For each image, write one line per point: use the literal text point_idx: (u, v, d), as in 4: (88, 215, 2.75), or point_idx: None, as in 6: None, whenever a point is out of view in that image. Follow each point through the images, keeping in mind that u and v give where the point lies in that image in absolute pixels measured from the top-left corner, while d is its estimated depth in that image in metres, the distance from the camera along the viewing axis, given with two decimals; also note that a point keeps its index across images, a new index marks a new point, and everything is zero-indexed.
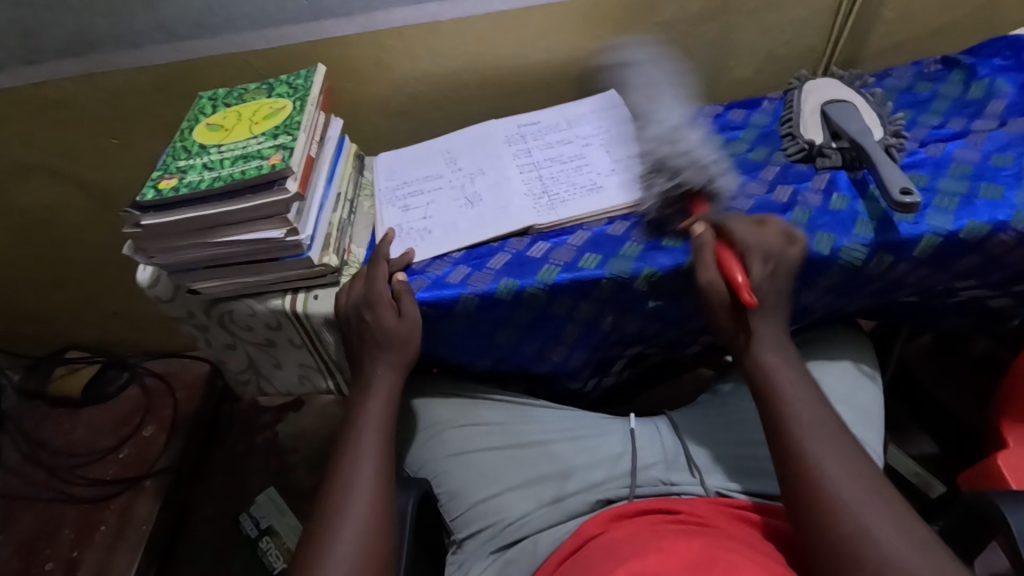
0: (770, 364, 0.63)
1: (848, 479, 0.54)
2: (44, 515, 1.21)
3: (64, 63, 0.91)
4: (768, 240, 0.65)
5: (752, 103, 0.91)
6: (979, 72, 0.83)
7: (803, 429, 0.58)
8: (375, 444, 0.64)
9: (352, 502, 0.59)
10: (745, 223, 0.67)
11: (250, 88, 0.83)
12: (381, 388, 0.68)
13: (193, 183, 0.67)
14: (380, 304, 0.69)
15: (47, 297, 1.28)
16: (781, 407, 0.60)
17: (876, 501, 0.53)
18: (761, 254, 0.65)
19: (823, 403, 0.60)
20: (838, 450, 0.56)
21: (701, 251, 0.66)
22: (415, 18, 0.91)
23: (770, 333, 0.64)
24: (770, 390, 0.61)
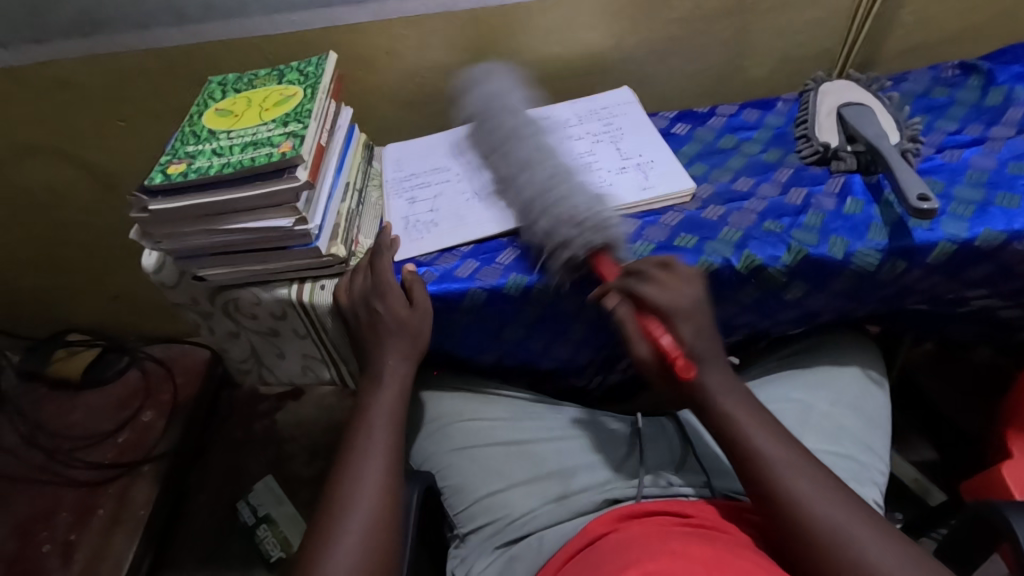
0: (724, 409, 0.61)
1: (834, 506, 0.54)
2: (41, 498, 1.21)
3: (72, 43, 0.90)
4: (679, 300, 0.62)
5: (767, 104, 0.90)
6: (997, 79, 0.82)
7: (778, 465, 0.57)
8: (385, 438, 0.63)
9: (360, 498, 0.58)
10: (653, 279, 0.63)
11: (260, 73, 0.82)
12: (392, 380, 0.68)
13: (201, 168, 0.66)
14: (388, 295, 0.69)
15: (49, 279, 1.27)
16: (747, 451, 0.58)
17: (866, 522, 0.53)
18: (682, 313, 0.61)
19: (786, 436, 0.59)
20: (814, 480, 0.56)
21: (623, 323, 0.63)
22: (428, 8, 0.90)
23: (716, 377, 0.62)
24: (736, 434, 0.59)
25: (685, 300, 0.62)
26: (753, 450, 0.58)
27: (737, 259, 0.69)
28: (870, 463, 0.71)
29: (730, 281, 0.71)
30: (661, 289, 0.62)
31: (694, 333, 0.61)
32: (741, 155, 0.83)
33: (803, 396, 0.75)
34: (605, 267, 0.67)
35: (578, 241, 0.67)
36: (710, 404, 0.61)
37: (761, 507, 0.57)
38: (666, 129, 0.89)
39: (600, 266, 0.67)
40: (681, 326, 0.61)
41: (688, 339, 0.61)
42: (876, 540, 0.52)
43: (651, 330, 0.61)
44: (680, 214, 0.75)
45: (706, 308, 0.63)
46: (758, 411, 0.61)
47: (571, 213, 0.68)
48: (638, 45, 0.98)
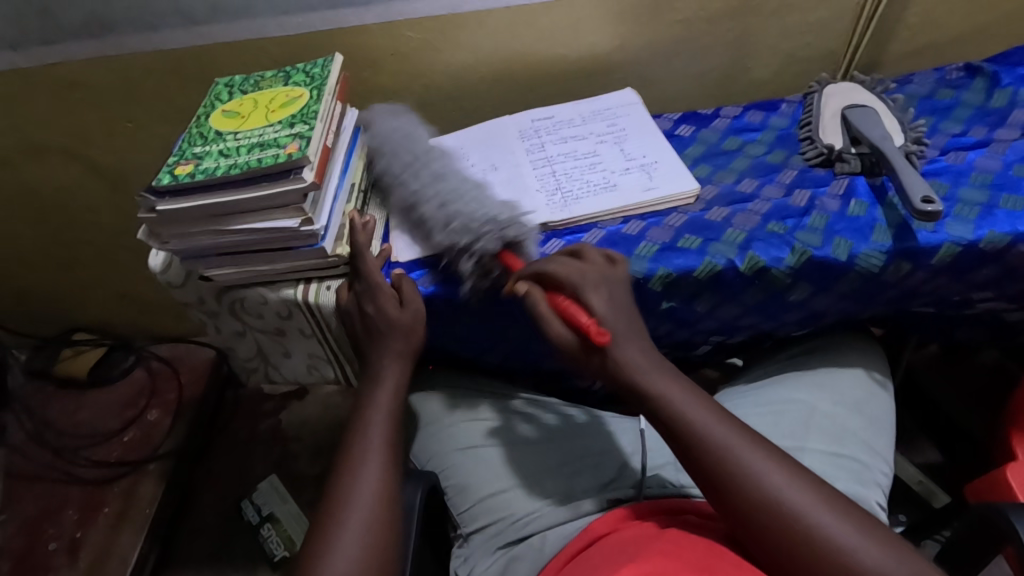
0: (658, 394, 0.56)
1: (791, 487, 0.52)
2: (48, 496, 1.22)
3: (80, 44, 0.90)
4: (593, 274, 0.61)
5: (771, 105, 0.90)
6: (1002, 80, 0.82)
7: (730, 448, 0.53)
8: (383, 438, 0.63)
9: (358, 499, 0.58)
10: (568, 260, 0.62)
11: (266, 75, 0.82)
12: (389, 379, 0.68)
13: (208, 169, 0.67)
14: (379, 294, 0.69)
15: (56, 278, 1.28)
16: (689, 439, 0.54)
17: (817, 497, 0.51)
18: (592, 285, 0.60)
19: (725, 414, 0.56)
20: (761, 454, 0.53)
21: (534, 305, 0.60)
22: (432, 10, 0.90)
23: (647, 352, 0.58)
24: (681, 420, 0.55)
25: (600, 278, 0.60)
26: (700, 437, 0.54)
27: (740, 260, 0.69)
28: (873, 463, 0.72)
29: (734, 282, 0.71)
30: (580, 266, 0.61)
31: (606, 302, 0.59)
32: (745, 157, 0.84)
33: (806, 397, 0.76)
34: (512, 259, 0.69)
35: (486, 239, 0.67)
36: (653, 398, 0.56)
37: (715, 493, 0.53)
38: (671, 130, 0.90)
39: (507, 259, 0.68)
40: (594, 300, 0.59)
41: (602, 310, 0.58)
42: (835, 517, 0.50)
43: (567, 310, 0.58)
44: (684, 215, 0.75)
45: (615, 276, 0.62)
46: (692, 389, 0.57)
47: (486, 212, 0.69)
48: (643, 46, 0.98)
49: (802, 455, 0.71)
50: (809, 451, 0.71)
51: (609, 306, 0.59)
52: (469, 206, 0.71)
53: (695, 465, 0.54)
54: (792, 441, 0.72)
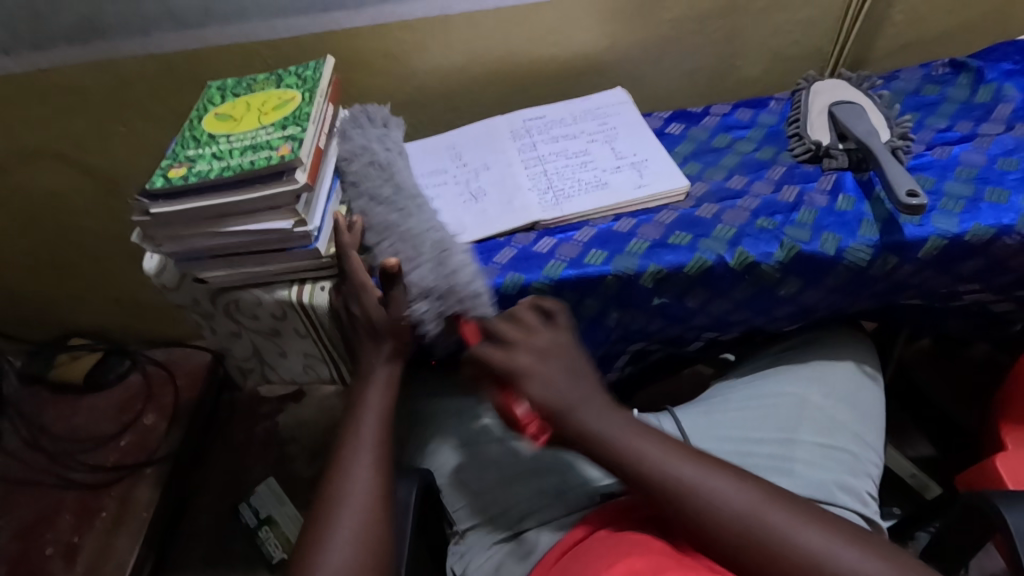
0: (616, 440, 0.57)
1: (748, 501, 0.53)
2: (44, 501, 1.22)
3: (73, 49, 0.91)
4: (530, 359, 0.59)
5: (759, 103, 0.91)
6: (986, 76, 0.83)
7: (684, 478, 0.55)
8: (376, 436, 0.64)
9: (351, 497, 0.59)
10: (504, 333, 0.61)
11: (258, 78, 0.83)
12: (381, 378, 0.68)
13: (201, 172, 0.67)
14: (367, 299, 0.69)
15: (51, 284, 1.28)
16: (651, 482, 0.55)
17: (789, 512, 0.53)
18: (528, 366, 0.59)
19: (676, 446, 0.57)
20: (726, 480, 0.55)
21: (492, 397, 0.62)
22: (423, 12, 0.91)
23: (593, 414, 0.58)
24: (635, 464, 0.56)
25: (535, 360, 0.59)
26: (662, 477, 0.55)
27: (730, 256, 0.70)
28: (863, 455, 0.72)
29: (724, 277, 0.72)
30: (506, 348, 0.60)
31: (545, 387, 0.58)
32: (734, 153, 0.84)
33: (798, 390, 0.76)
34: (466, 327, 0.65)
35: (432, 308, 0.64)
36: (609, 452, 0.57)
37: (682, 527, 0.55)
38: (661, 129, 0.91)
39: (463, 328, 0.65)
40: (530, 386, 0.58)
41: (546, 397, 0.58)
42: (807, 529, 0.52)
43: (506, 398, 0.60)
44: (674, 213, 0.76)
45: (554, 349, 0.60)
46: (646, 430, 0.59)
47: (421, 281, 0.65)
48: (633, 46, 0.99)
49: (794, 447, 0.72)
50: (801, 444, 0.72)
51: (546, 392, 0.58)
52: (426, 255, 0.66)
53: (655, 500, 0.55)
54: (784, 434, 0.73)
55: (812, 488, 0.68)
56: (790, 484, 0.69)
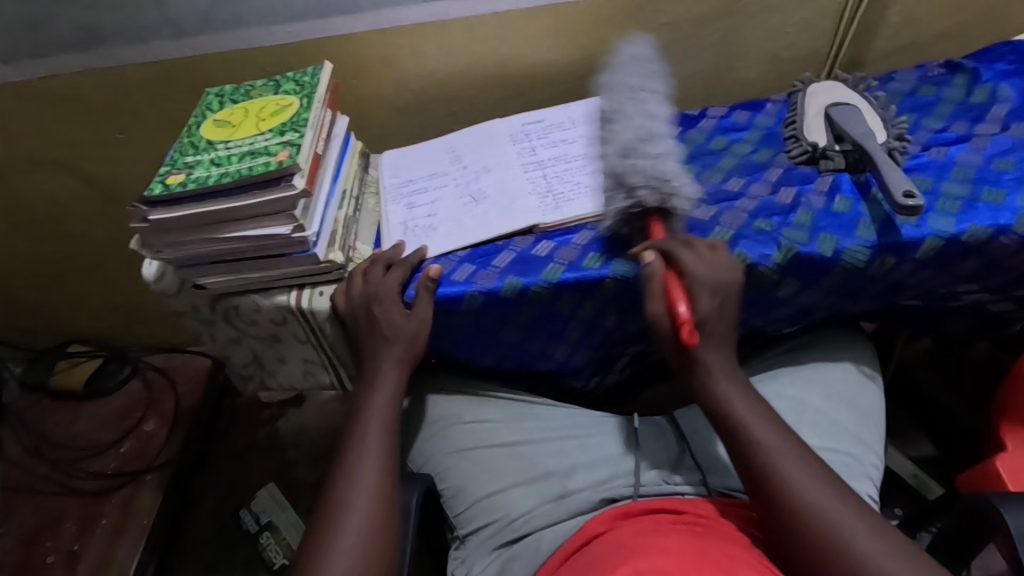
0: (722, 394, 0.62)
1: (824, 493, 0.55)
2: (45, 509, 1.22)
3: (71, 57, 0.91)
4: (708, 271, 0.63)
5: (756, 105, 0.91)
6: (982, 76, 0.83)
7: (770, 452, 0.58)
8: (379, 442, 0.64)
9: (355, 505, 0.59)
10: (695, 253, 0.65)
11: (256, 84, 0.83)
12: (386, 383, 0.68)
13: (200, 179, 0.67)
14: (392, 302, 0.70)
15: (51, 291, 1.28)
16: (743, 438, 0.60)
17: (857, 517, 0.54)
18: (708, 289, 0.63)
19: (777, 423, 0.61)
20: (806, 468, 0.57)
21: (651, 280, 0.64)
22: (421, 17, 0.91)
23: (717, 362, 0.63)
24: (733, 422, 0.61)
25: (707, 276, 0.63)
26: (753, 441, 0.59)
27: (729, 258, 0.70)
28: (863, 457, 0.72)
29: None
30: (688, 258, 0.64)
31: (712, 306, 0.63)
32: (732, 156, 0.85)
33: (799, 393, 0.76)
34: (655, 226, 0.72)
35: (646, 190, 0.71)
36: (715, 406, 0.62)
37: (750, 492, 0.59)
38: None
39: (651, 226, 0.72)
40: (701, 301, 0.63)
41: (707, 311, 0.63)
42: (869, 536, 0.53)
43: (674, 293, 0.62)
44: (672, 215, 0.76)
45: (721, 285, 0.64)
46: (755, 399, 0.63)
47: (651, 171, 0.72)
48: None
49: None
50: None
51: (708, 306, 0.63)
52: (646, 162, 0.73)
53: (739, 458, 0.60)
54: None
55: None
56: None
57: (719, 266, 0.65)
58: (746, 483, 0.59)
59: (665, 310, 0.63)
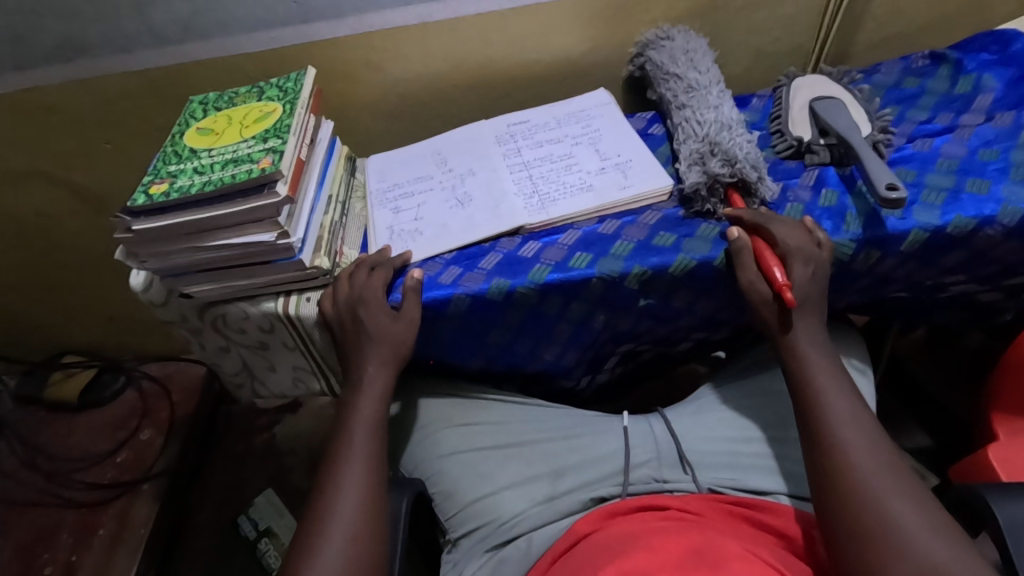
0: (804, 356, 0.63)
1: (872, 463, 0.54)
2: (42, 521, 1.21)
3: (54, 69, 0.91)
4: (800, 241, 0.66)
5: (742, 101, 0.92)
6: (966, 67, 0.83)
7: (830, 416, 0.58)
8: (366, 449, 0.64)
9: (341, 508, 0.59)
10: (781, 226, 0.67)
11: (240, 91, 0.83)
12: (372, 390, 0.68)
13: (183, 188, 0.67)
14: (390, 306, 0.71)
15: (42, 302, 1.28)
16: (810, 398, 0.60)
17: (906, 491, 0.52)
18: (801, 257, 0.65)
19: (858, 400, 0.60)
20: (865, 437, 0.56)
21: (741, 252, 0.67)
22: (404, 20, 0.91)
23: (809, 332, 0.64)
24: (809, 382, 0.61)
25: (790, 247, 0.65)
26: (819, 401, 0.59)
27: (715, 255, 0.70)
28: None
29: (709, 277, 0.72)
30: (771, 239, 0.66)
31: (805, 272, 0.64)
32: None
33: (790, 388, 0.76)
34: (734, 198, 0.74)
35: (747, 167, 0.73)
36: (798, 371, 0.62)
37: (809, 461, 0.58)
38: (644, 130, 0.91)
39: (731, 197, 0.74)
40: (796, 268, 0.64)
41: (800, 281, 0.64)
42: (910, 510, 0.51)
43: (767, 263, 0.65)
44: (659, 213, 0.76)
45: (809, 255, 0.65)
46: (838, 369, 0.62)
47: (735, 149, 0.74)
48: (614, 48, 0.99)
49: (785, 445, 0.71)
50: (790, 442, 0.71)
51: (801, 278, 0.64)
52: (736, 143, 0.75)
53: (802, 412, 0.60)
54: (775, 432, 0.73)
55: (801, 485, 0.68)
56: (782, 484, 0.69)
57: (807, 237, 0.66)
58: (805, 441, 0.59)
59: (761, 279, 0.66)
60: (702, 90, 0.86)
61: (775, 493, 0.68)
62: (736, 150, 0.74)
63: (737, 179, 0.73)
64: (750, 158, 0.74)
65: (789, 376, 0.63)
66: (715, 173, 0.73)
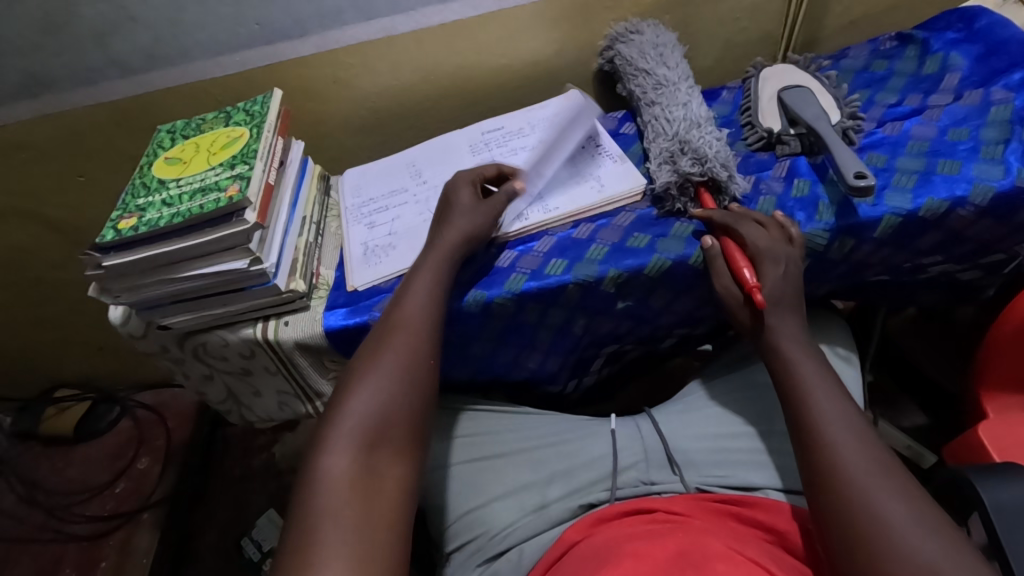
0: (790, 357, 0.62)
1: (861, 460, 0.53)
2: (42, 557, 1.21)
3: (22, 105, 0.90)
4: (771, 243, 0.65)
5: (712, 94, 0.92)
6: (932, 46, 0.83)
7: (818, 414, 0.57)
8: (398, 364, 0.59)
9: (377, 376, 0.57)
10: (756, 228, 0.66)
11: (207, 118, 0.82)
12: (422, 298, 0.64)
13: (152, 220, 0.67)
14: (444, 236, 0.69)
15: (29, 339, 1.27)
16: (797, 397, 0.59)
17: (897, 488, 0.51)
18: (772, 258, 0.65)
19: (845, 398, 0.58)
20: (854, 435, 0.55)
21: (714, 260, 0.68)
22: (369, 35, 0.91)
23: (791, 333, 0.63)
24: (794, 381, 0.60)
25: (761, 250, 0.65)
26: (804, 398, 0.59)
27: (689, 253, 0.69)
28: None
29: (686, 275, 0.71)
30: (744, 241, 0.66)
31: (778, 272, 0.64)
32: None
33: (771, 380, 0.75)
34: (706, 197, 0.73)
35: (718, 165, 0.72)
36: (783, 368, 0.62)
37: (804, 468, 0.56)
38: (616, 129, 0.91)
39: (703, 195, 0.73)
40: (766, 270, 0.64)
41: (772, 281, 0.64)
42: (899, 505, 0.49)
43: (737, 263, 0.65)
44: (632, 214, 0.75)
45: (780, 255, 0.65)
46: (822, 367, 0.62)
47: (705, 147, 0.74)
48: (583, 48, 0.99)
49: (772, 439, 0.71)
50: (776, 435, 0.71)
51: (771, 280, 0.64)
52: (707, 141, 0.75)
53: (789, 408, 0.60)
54: (761, 426, 0.72)
55: (790, 479, 0.67)
56: (770, 479, 0.68)
57: (778, 238, 0.66)
58: (794, 442, 0.58)
59: (733, 282, 0.67)
60: (672, 87, 0.85)
61: (765, 488, 0.67)
62: (706, 148, 0.74)
63: (706, 177, 0.73)
64: (721, 156, 0.73)
65: (776, 376, 0.62)
66: (686, 175, 0.73)
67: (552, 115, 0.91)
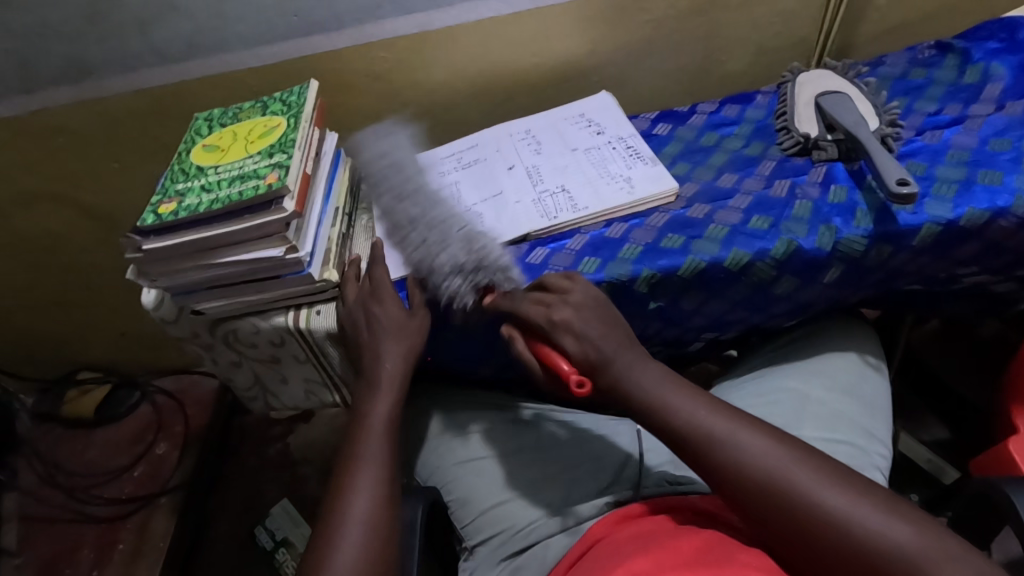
0: (651, 382, 0.58)
1: (773, 454, 0.53)
2: (60, 536, 1.22)
3: (61, 91, 0.92)
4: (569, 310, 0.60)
5: (746, 98, 0.91)
6: (973, 56, 0.83)
7: (717, 432, 0.54)
8: (371, 495, 0.58)
9: (354, 517, 0.56)
10: (529, 301, 0.62)
11: (245, 106, 0.83)
12: (382, 400, 0.65)
13: (191, 206, 0.67)
14: (383, 352, 0.67)
15: (55, 321, 1.29)
16: (678, 424, 0.56)
17: (816, 471, 0.52)
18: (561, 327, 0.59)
19: (719, 401, 0.57)
20: (752, 433, 0.54)
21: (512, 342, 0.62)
22: (405, 29, 0.91)
23: (646, 376, 0.58)
24: (661, 411, 0.57)
25: (571, 313, 0.59)
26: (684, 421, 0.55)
27: (724, 256, 0.69)
28: (870, 447, 0.70)
29: (720, 278, 0.71)
30: (546, 307, 0.60)
31: None
32: (723, 151, 0.84)
33: (801, 386, 0.75)
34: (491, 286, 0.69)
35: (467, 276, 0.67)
36: (637, 391, 0.58)
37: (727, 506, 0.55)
38: (648, 130, 0.91)
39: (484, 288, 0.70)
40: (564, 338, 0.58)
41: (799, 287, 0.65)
42: (832, 488, 0.51)
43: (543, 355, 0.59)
44: (666, 215, 0.75)
45: (595, 314, 0.60)
46: (680, 383, 0.59)
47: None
48: (617, 48, 0.99)
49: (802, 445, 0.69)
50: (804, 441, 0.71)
51: (586, 344, 0.58)
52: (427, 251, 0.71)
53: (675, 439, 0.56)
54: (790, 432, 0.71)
55: None
56: None
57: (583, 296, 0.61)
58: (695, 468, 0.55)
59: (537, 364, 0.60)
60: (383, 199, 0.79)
61: None
62: (444, 261, 0.69)
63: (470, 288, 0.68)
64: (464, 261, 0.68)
65: (638, 411, 0.58)
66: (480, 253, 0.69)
67: (581, 117, 0.91)
